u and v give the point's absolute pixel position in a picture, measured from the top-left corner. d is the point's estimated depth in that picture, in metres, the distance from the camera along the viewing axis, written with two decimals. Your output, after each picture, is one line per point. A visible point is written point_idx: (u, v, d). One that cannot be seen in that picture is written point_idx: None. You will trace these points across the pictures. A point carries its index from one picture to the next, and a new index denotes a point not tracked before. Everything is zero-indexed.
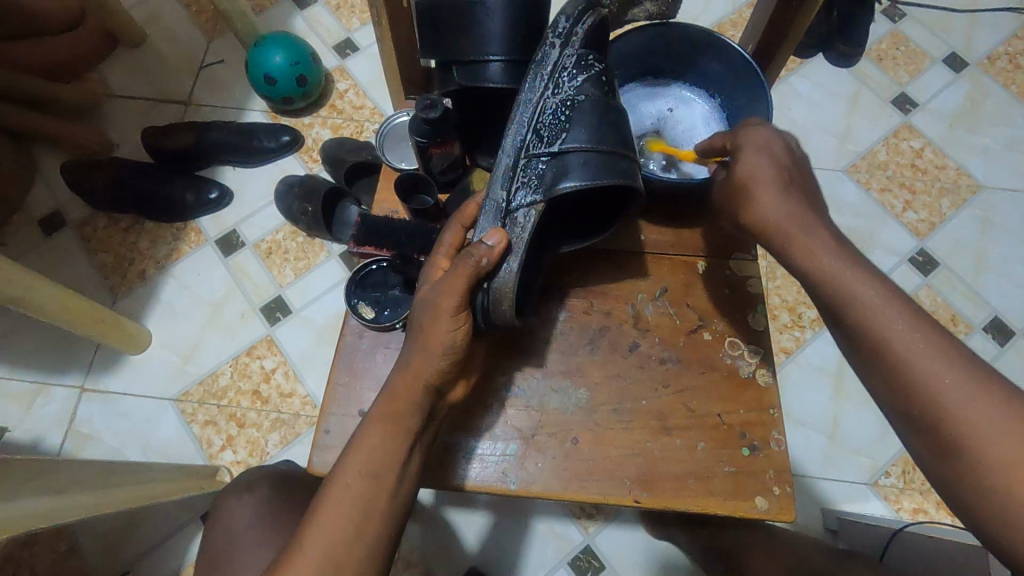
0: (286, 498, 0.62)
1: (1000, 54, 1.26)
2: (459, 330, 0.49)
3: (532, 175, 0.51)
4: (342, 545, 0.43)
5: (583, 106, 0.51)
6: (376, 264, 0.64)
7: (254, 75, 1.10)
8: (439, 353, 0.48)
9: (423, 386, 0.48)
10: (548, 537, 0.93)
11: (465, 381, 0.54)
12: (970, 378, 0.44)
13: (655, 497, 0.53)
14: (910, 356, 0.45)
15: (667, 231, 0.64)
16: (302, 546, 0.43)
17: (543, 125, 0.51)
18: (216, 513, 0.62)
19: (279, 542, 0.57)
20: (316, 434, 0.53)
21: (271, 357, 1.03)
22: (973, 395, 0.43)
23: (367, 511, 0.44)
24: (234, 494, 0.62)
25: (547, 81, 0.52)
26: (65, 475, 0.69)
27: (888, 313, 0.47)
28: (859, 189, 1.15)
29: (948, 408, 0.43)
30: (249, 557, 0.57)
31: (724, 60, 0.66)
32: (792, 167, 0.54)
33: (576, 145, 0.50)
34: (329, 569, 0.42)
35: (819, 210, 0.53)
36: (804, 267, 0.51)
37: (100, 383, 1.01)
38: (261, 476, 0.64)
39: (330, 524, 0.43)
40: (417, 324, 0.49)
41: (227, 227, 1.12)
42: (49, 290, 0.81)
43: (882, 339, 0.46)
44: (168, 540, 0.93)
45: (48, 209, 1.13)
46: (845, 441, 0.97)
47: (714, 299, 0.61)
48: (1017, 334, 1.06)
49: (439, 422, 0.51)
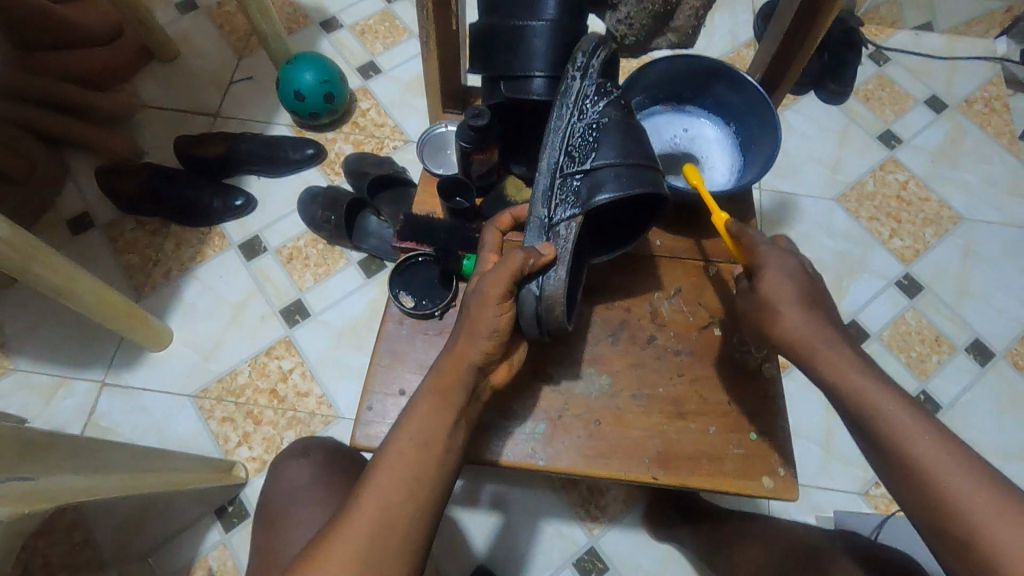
0: (336, 467, 0.66)
1: (977, 98, 1.36)
2: (504, 315, 0.54)
3: (568, 192, 0.57)
4: (398, 504, 0.47)
5: (608, 127, 0.57)
6: (420, 257, 0.69)
7: (285, 91, 1.17)
8: (485, 334, 0.53)
9: (470, 366, 0.53)
10: (555, 539, 0.96)
11: (507, 366, 0.58)
12: (926, 423, 0.52)
13: (672, 474, 0.59)
14: (875, 402, 0.54)
15: (680, 238, 0.70)
16: (359, 505, 0.47)
17: (574, 147, 0.58)
18: (272, 478, 0.66)
19: (324, 510, 0.61)
20: (360, 410, 0.57)
21: (289, 357, 1.07)
22: (932, 437, 0.51)
23: (419, 475, 0.48)
24: (288, 460, 0.66)
25: (572, 109, 0.58)
26: (105, 455, 0.73)
27: (852, 369, 0.55)
28: (849, 217, 1.22)
29: (908, 446, 0.51)
30: (289, 527, 0.61)
31: (742, 93, 0.72)
32: (810, 288, 0.59)
33: (606, 162, 0.56)
34: (385, 526, 0.46)
35: (821, 301, 0.59)
36: (786, 320, 0.58)
37: (121, 378, 1.04)
38: (313, 444, 0.68)
39: (386, 486, 0.47)
40: (467, 314, 0.55)
41: (251, 232, 1.16)
42: (87, 282, 0.85)
43: (853, 388, 0.55)
44: (182, 534, 0.95)
45: (78, 210, 1.17)
46: (838, 452, 1.02)
47: (722, 300, 0.67)
48: (997, 355, 1.12)
49: (481, 401, 0.56)
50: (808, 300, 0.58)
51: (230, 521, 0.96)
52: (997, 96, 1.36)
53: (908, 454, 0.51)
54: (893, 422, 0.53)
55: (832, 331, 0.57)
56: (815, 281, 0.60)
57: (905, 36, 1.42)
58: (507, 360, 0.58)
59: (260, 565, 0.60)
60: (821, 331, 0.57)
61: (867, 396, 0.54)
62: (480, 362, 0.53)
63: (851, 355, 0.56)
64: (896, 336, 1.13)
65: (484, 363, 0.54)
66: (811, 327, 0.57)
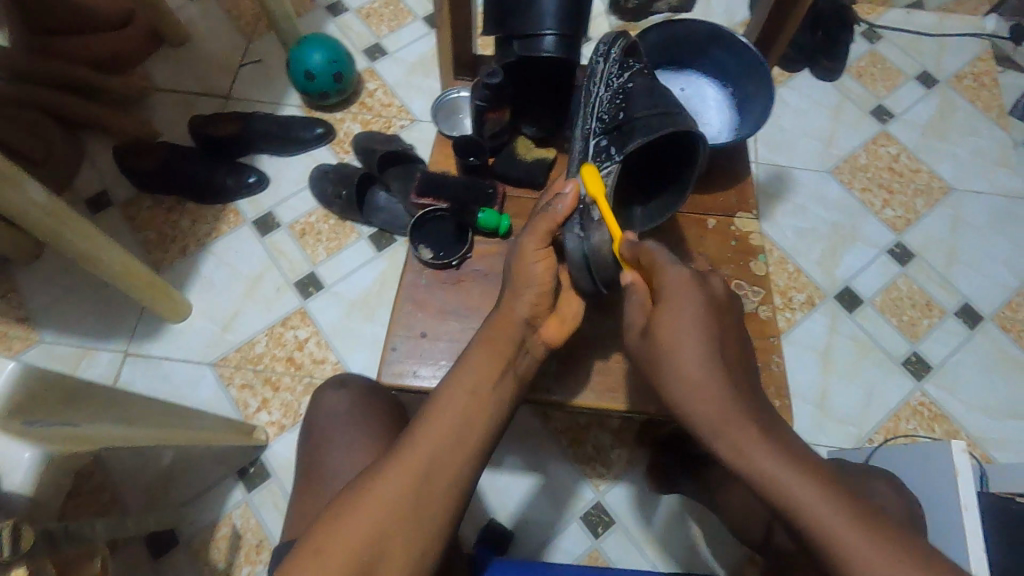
0: (370, 398, 0.70)
1: (966, 73, 1.40)
2: (541, 263, 0.60)
3: (602, 149, 0.63)
4: (443, 446, 0.51)
5: (633, 91, 0.63)
6: (436, 213, 0.73)
7: (295, 71, 1.21)
8: (528, 285, 0.59)
9: (518, 320, 0.59)
10: (563, 494, 1.01)
11: (559, 323, 0.62)
12: (842, 509, 0.46)
13: (671, 405, 0.68)
14: (791, 493, 0.47)
15: (685, 193, 0.75)
16: (410, 447, 0.51)
17: (603, 113, 0.64)
18: (310, 407, 0.70)
19: (361, 433, 0.66)
20: (385, 350, 0.62)
21: (304, 327, 1.11)
22: (856, 525, 0.45)
23: (467, 423, 0.53)
24: (327, 389, 0.70)
25: (600, 83, 0.65)
26: (136, 408, 0.76)
27: (762, 454, 0.49)
28: (843, 189, 1.27)
29: (825, 533, 0.45)
30: (326, 457, 0.65)
31: (736, 54, 0.76)
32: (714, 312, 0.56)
33: (638, 116, 0.61)
34: (434, 461, 0.50)
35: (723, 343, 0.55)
36: (683, 381, 0.53)
37: (143, 348, 1.08)
38: (350, 377, 0.73)
39: (433, 431, 0.52)
40: (512, 279, 0.61)
41: (265, 209, 1.20)
42: (115, 251, 0.89)
43: (765, 477, 0.48)
44: (205, 494, 0.99)
45: (95, 189, 1.21)
46: (832, 412, 1.08)
47: (722, 248, 0.72)
48: (985, 318, 1.16)
49: (532, 356, 0.60)
50: (713, 368, 0.53)
51: (252, 481, 1.00)
52: (985, 71, 1.40)
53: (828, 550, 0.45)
54: (800, 509, 0.46)
55: (742, 409, 0.51)
56: (723, 333, 0.55)
57: (896, 14, 1.46)
58: (558, 318, 0.62)
59: (303, 483, 0.65)
60: (729, 410, 0.51)
61: (779, 484, 0.47)
62: (525, 314, 0.59)
63: (761, 437, 0.49)
64: (888, 301, 1.17)
65: (530, 316, 0.59)
66: (717, 399, 0.51)
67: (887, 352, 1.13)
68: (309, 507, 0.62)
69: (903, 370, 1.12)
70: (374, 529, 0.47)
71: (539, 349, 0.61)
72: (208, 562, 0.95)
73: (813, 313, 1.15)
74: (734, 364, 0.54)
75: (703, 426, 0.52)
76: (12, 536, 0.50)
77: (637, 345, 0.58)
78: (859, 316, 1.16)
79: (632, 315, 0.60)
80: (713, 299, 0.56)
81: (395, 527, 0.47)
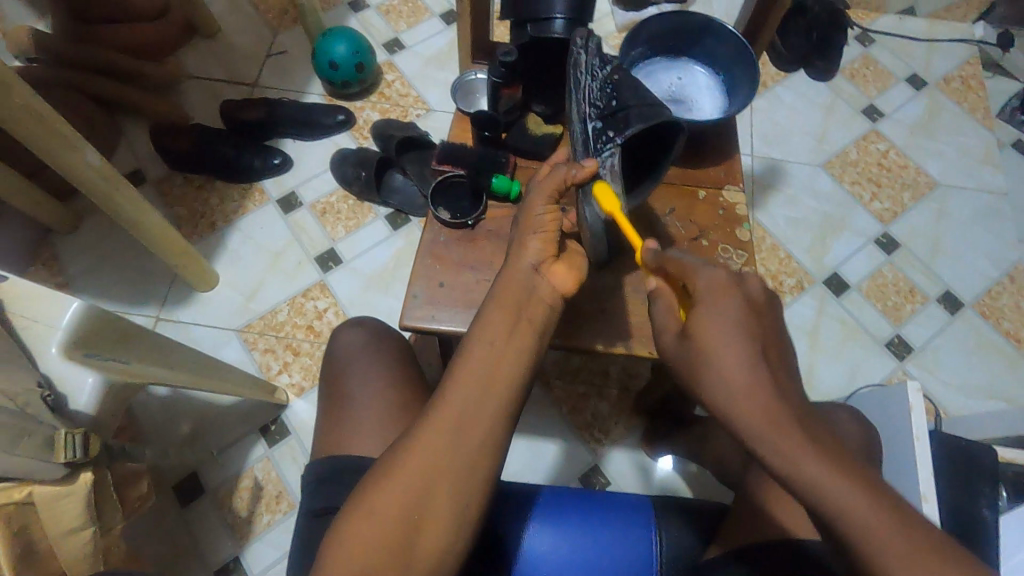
0: (382, 335, 0.80)
1: (954, 76, 1.47)
2: (549, 212, 0.58)
3: (602, 135, 0.65)
4: (474, 401, 0.47)
5: (619, 82, 0.69)
6: (456, 178, 0.82)
7: (320, 61, 1.29)
8: (534, 231, 0.57)
9: (525, 266, 0.55)
10: (563, 456, 1.08)
11: (569, 266, 0.57)
12: (902, 527, 0.42)
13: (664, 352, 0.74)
14: (846, 505, 0.43)
15: (680, 168, 0.83)
16: (441, 403, 0.48)
17: (596, 100, 0.67)
18: (331, 342, 0.80)
19: (375, 361, 0.76)
20: (406, 297, 0.70)
21: (323, 298, 1.19)
22: (911, 547, 0.41)
23: (498, 369, 0.49)
24: (346, 328, 0.80)
25: (585, 72, 0.68)
26: (178, 352, 0.83)
27: (813, 462, 0.44)
28: (834, 181, 1.34)
29: (883, 561, 0.41)
30: (347, 384, 0.74)
31: (727, 43, 0.84)
32: (752, 306, 0.52)
33: (633, 104, 0.66)
34: (466, 411, 0.47)
35: (767, 340, 0.50)
36: (721, 384, 0.49)
37: (173, 314, 1.16)
38: (365, 319, 0.82)
39: (464, 386, 0.48)
40: (520, 234, 0.58)
41: (288, 189, 1.28)
42: (156, 218, 0.97)
43: (818, 491, 0.44)
44: (230, 448, 1.06)
45: (130, 167, 1.29)
46: (818, 388, 1.14)
47: (711, 217, 0.80)
48: (966, 305, 1.23)
49: (549, 304, 0.54)
50: (759, 369, 0.48)
51: (273, 437, 1.08)
52: (973, 75, 1.47)
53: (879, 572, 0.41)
54: (864, 532, 0.42)
55: (788, 414, 0.47)
56: (765, 334, 0.51)
57: (889, 20, 1.53)
58: (571, 265, 0.57)
59: (326, 404, 0.74)
60: (775, 413, 0.47)
61: (845, 517, 0.43)
62: (532, 261, 0.55)
63: (825, 463, 0.44)
64: (874, 287, 1.24)
65: (538, 262, 0.55)
66: (759, 401, 0.47)
67: (871, 334, 1.20)
68: (335, 422, 0.71)
69: (886, 350, 1.18)
70: (413, 494, 0.45)
71: (552, 295, 0.54)
72: (230, 510, 1.02)
73: (802, 296, 1.22)
74: (776, 364, 0.50)
75: (748, 433, 0.47)
76: (82, 443, 0.57)
77: (670, 348, 0.54)
78: (846, 300, 1.22)
79: (663, 320, 0.57)
80: (751, 298, 0.52)
81: (436, 485, 0.45)
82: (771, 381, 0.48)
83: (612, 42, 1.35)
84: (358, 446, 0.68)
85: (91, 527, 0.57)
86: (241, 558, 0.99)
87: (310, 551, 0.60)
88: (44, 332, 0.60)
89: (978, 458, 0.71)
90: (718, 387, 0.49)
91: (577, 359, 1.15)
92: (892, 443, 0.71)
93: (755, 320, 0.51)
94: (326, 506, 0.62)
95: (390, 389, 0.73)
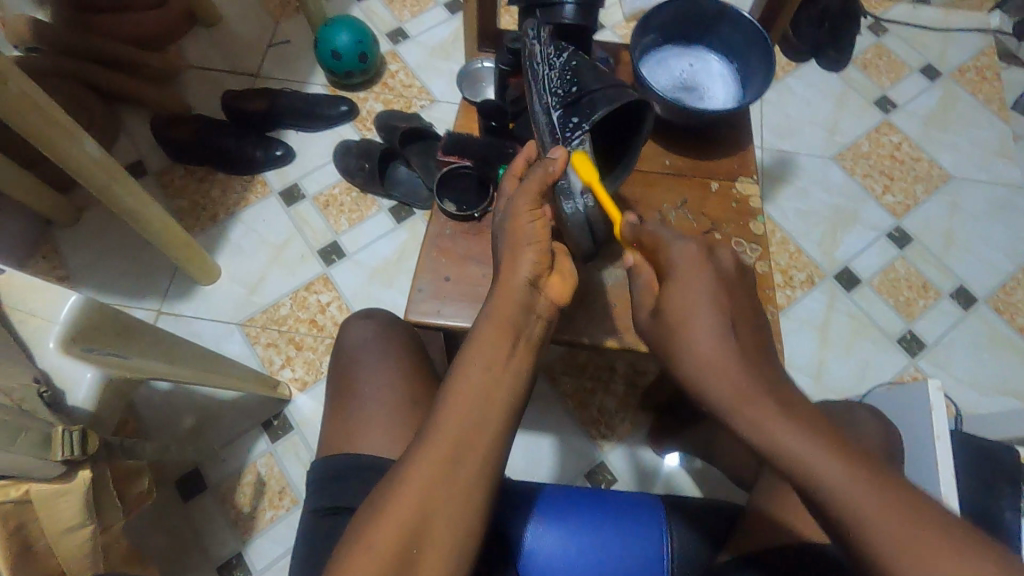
0: (391, 329, 0.78)
1: (969, 67, 1.44)
2: (538, 221, 0.56)
3: (566, 125, 0.64)
4: (470, 429, 0.46)
5: (579, 67, 0.68)
6: (462, 169, 0.80)
7: (323, 51, 1.27)
8: (526, 244, 0.54)
9: (518, 284, 0.52)
10: (570, 454, 1.06)
11: (561, 278, 0.55)
12: (876, 488, 0.42)
13: None
14: (810, 466, 0.43)
15: (689, 159, 0.81)
16: (436, 429, 0.46)
17: (557, 88, 0.67)
18: (340, 335, 0.78)
19: (384, 355, 0.74)
20: (412, 291, 0.69)
21: (326, 292, 1.17)
22: (895, 505, 0.40)
23: (490, 394, 0.47)
24: (354, 321, 0.78)
25: (541, 64, 0.68)
26: (177, 344, 0.80)
27: (789, 436, 0.45)
28: (845, 174, 1.31)
29: (851, 519, 0.41)
30: (354, 378, 0.72)
31: (741, 29, 0.82)
32: (727, 285, 0.53)
33: (596, 87, 0.65)
34: (464, 429, 0.46)
35: (737, 306, 0.52)
36: (697, 363, 0.50)
37: (175, 308, 1.15)
38: (373, 311, 0.80)
39: (459, 413, 0.47)
40: (512, 243, 0.55)
41: (291, 181, 1.26)
42: (158, 211, 0.96)
43: (797, 464, 0.44)
44: (232, 443, 1.05)
45: (131, 158, 1.28)
46: (828, 383, 1.13)
47: (723, 210, 0.78)
48: (980, 301, 1.21)
49: (544, 317, 0.53)
50: (726, 345, 0.49)
51: (276, 432, 1.06)
52: (988, 65, 1.44)
53: (849, 526, 0.41)
54: (836, 491, 0.42)
55: (757, 384, 0.48)
56: (738, 310, 0.52)
57: (902, 9, 1.50)
58: (564, 275, 0.55)
59: (335, 397, 0.72)
60: (746, 386, 0.47)
61: (826, 487, 0.42)
62: (528, 276, 0.52)
63: (809, 440, 0.44)
64: (886, 282, 1.21)
65: (534, 276, 0.53)
66: (731, 378, 0.48)
67: (882, 329, 1.17)
68: (341, 417, 0.70)
69: (897, 346, 1.16)
70: (410, 523, 0.43)
71: (549, 310, 0.53)
72: (233, 505, 1.01)
73: (813, 291, 1.20)
74: (749, 338, 0.51)
75: (718, 406, 0.48)
76: (81, 439, 0.55)
77: (647, 325, 0.56)
78: (857, 294, 1.20)
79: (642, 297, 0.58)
80: (722, 273, 0.53)
81: (433, 514, 0.44)
82: (748, 358, 0.49)
83: (619, 32, 1.33)
84: (368, 441, 0.67)
85: (92, 524, 0.56)
86: (243, 554, 0.98)
87: (314, 549, 0.59)
88: (41, 324, 0.59)
89: (998, 459, 0.69)
90: (694, 365, 0.50)
91: (584, 355, 1.13)
92: (910, 442, 0.69)
93: (727, 296, 0.52)
94: (332, 502, 0.61)
95: (399, 383, 0.72)
